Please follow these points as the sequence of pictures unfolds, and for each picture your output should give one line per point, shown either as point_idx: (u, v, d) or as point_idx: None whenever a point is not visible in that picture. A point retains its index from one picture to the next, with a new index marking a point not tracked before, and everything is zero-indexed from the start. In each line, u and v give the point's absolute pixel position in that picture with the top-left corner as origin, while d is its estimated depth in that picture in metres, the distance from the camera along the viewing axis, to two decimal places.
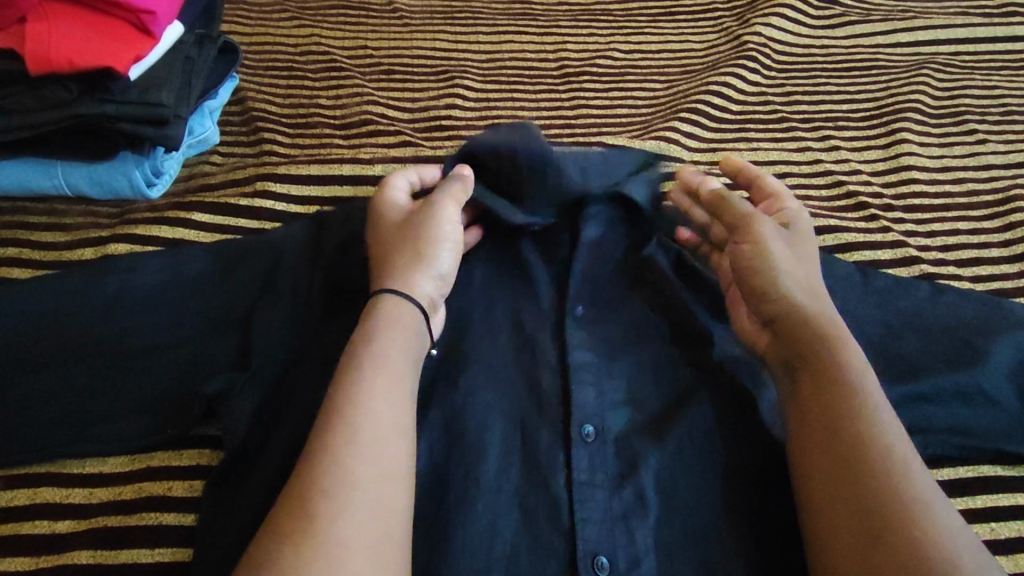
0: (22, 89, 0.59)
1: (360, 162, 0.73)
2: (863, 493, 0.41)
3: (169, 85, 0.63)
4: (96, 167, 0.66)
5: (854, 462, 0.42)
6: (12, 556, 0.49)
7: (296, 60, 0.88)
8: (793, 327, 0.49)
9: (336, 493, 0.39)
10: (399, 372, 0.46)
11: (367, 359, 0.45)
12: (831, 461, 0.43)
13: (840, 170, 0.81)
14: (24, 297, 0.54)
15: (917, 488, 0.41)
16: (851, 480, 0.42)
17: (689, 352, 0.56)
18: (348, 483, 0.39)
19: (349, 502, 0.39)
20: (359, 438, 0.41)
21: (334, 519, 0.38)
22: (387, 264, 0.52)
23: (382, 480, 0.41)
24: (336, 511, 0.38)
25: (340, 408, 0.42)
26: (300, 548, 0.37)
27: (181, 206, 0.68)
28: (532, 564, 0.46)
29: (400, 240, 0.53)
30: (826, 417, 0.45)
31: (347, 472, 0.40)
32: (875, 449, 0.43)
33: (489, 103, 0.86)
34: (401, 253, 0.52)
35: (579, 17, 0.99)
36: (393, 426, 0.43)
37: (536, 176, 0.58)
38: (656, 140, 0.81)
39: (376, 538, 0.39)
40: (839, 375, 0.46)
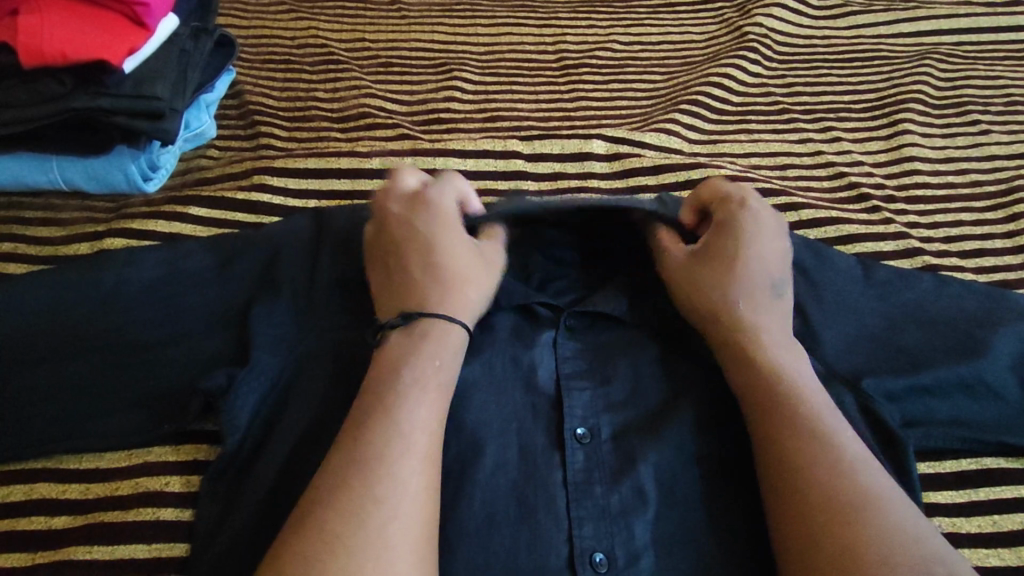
0: (15, 83, 0.59)
1: (358, 155, 0.72)
2: (822, 488, 0.42)
3: (166, 79, 0.63)
4: (93, 162, 0.65)
5: (806, 462, 0.43)
6: (9, 552, 0.48)
7: (293, 52, 0.88)
8: (737, 333, 0.51)
9: (387, 495, 0.39)
10: (446, 383, 0.46)
11: (422, 368, 0.46)
12: (790, 459, 0.44)
13: (842, 161, 0.81)
14: (20, 293, 0.54)
15: (870, 486, 0.42)
16: (809, 479, 0.43)
17: (684, 346, 0.56)
18: (397, 487, 0.40)
19: (399, 506, 0.39)
20: (407, 442, 0.41)
21: (385, 521, 0.38)
22: (444, 288, 0.51)
23: (428, 487, 0.41)
24: (364, 512, 0.38)
25: (389, 412, 0.43)
26: (350, 548, 0.37)
27: (178, 200, 0.67)
28: (533, 561, 0.45)
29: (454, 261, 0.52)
30: (769, 425, 0.46)
31: (386, 473, 0.40)
32: (824, 451, 0.44)
33: (488, 96, 0.85)
34: (473, 277, 0.52)
35: (578, 8, 0.98)
36: (421, 428, 0.43)
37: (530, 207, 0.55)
38: (656, 132, 0.80)
39: (421, 542, 0.39)
40: (781, 380, 0.47)
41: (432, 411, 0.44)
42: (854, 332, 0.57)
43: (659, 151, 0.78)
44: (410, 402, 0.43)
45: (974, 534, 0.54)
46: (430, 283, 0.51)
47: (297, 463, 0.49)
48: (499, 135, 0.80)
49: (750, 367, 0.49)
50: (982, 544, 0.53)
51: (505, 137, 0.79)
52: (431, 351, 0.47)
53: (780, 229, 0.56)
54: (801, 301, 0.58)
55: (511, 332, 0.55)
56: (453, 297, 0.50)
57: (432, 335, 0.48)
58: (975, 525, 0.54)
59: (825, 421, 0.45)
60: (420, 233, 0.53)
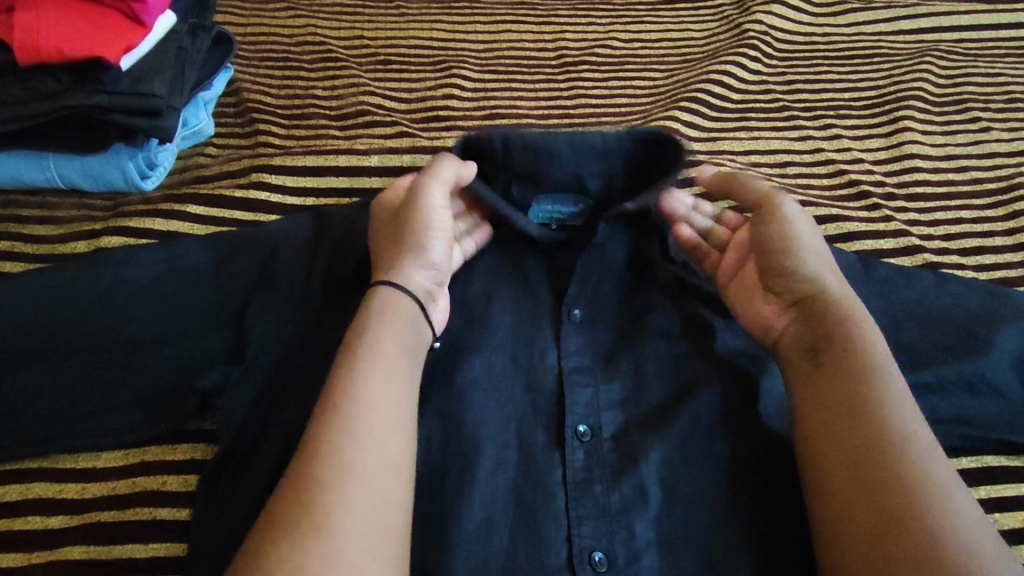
0: (11, 80, 0.58)
1: (357, 152, 0.72)
2: (878, 469, 0.42)
3: (163, 75, 0.62)
4: (90, 160, 0.65)
5: (872, 449, 0.42)
6: (5, 552, 0.48)
7: (291, 50, 0.87)
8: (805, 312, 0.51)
9: (332, 479, 0.39)
10: (406, 371, 0.46)
11: (366, 347, 0.46)
12: (858, 445, 0.43)
13: (842, 159, 0.80)
14: (15, 291, 0.54)
15: (937, 476, 0.41)
16: (879, 466, 0.42)
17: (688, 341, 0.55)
18: (362, 474, 0.40)
19: (362, 494, 0.39)
20: (371, 429, 0.41)
21: (329, 504, 0.38)
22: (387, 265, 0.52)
23: (392, 474, 0.41)
24: (309, 496, 0.38)
25: (360, 401, 0.42)
26: (292, 531, 0.36)
27: (175, 199, 0.67)
28: (532, 560, 0.45)
29: (392, 239, 0.54)
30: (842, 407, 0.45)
31: (334, 455, 0.40)
32: (893, 439, 0.42)
33: (486, 94, 0.85)
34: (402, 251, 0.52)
35: (577, 6, 0.98)
36: (372, 411, 0.42)
37: (526, 156, 0.56)
38: (656, 129, 0.79)
39: (368, 525, 0.38)
40: (857, 363, 0.46)
41: (385, 394, 0.43)
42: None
43: None
44: (365, 385, 0.43)
45: None
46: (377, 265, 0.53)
47: (294, 463, 0.48)
48: (498, 133, 0.80)
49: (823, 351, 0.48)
50: None
51: (504, 135, 0.79)
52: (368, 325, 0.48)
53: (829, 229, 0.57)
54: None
55: (512, 329, 0.55)
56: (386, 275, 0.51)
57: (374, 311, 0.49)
58: None
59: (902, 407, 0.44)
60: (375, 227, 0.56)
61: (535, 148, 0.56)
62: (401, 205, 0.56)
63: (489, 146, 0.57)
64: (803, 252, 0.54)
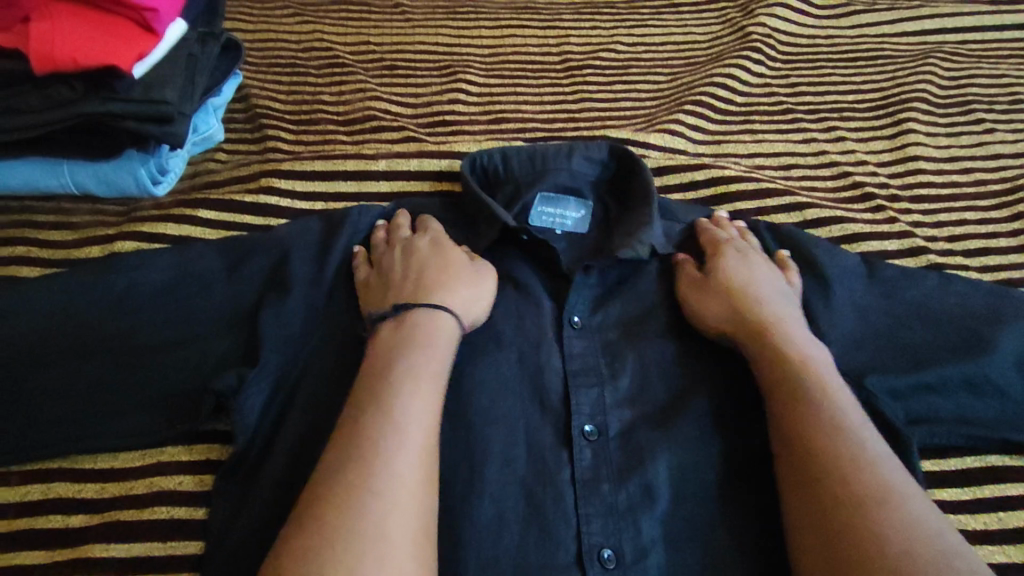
0: (27, 88, 0.59)
1: (365, 157, 0.73)
2: (835, 466, 0.43)
3: (175, 83, 0.62)
4: (102, 165, 0.65)
5: (824, 457, 0.44)
6: (27, 551, 0.49)
7: (299, 56, 0.89)
8: (754, 329, 0.53)
9: (386, 489, 0.40)
10: (440, 377, 0.47)
11: (414, 361, 0.47)
12: (811, 452, 0.45)
13: (846, 161, 0.81)
14: (35, 295, 0.55)
15: (890, 481, 0.42)
16: (831, 472, 0.43)
17: (686, 342, 0.56)
18: (393, 479, 0.40)
19: (390, 494, 0.40)
20: (408, 436, 0.42)
21: (383, 513, 0.39)
22: (432, 286, 0.53)
23: (422, 478, 0.42)
24: (363, 504, 0.39)
25: (386, 406, 0.43)
26: (349, 539, 0.37)
27: (187, 203, 0.68)
28: (541, 556, 0.46)
29: (435, 268, 0.55)
30: (791, 420, 0.47)
31: (387, 465, 0.41)
32: (845, 448, 0.44)
33: (492, 98, 0.86)
34: (448, 277, 0.54)
35: (581, 10, 0.99)
36: (419, 423, 0.43)
37: (525, 170, 0.67)
38: (660, 132, 0.80)
39: (418, 534, 0.39)
40: (801, 376, 0.49)
41: (429, 406, 0.45)
42: (859, 327, 0.57)
43: (663, 151, 0.77)
44: (410, 396, 0.44)
45: (980, 531, 0.54)
46: (412, 286, 0.54)
47: (304, 461, 0.49)
48: (503, 137, 0.80)
49: (773, 363, 0.50)
50: (990, 540, 0.53)
51: (509, 140, 0.80)
52: (417, 341, 0.49)
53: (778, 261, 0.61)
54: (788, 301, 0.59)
55: (516, 331, 0.56)
56: (432, 295, 0.52)
57: (423, 326, 0.50)
58: (981, 522, 0.54)
59: (851, 418, 0.46)
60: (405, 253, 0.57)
61: (535, 164, 0.67)
62: (448, 243, 0.59)
63: (495, 165, 0.68)
64: (751, 281, 0.57)
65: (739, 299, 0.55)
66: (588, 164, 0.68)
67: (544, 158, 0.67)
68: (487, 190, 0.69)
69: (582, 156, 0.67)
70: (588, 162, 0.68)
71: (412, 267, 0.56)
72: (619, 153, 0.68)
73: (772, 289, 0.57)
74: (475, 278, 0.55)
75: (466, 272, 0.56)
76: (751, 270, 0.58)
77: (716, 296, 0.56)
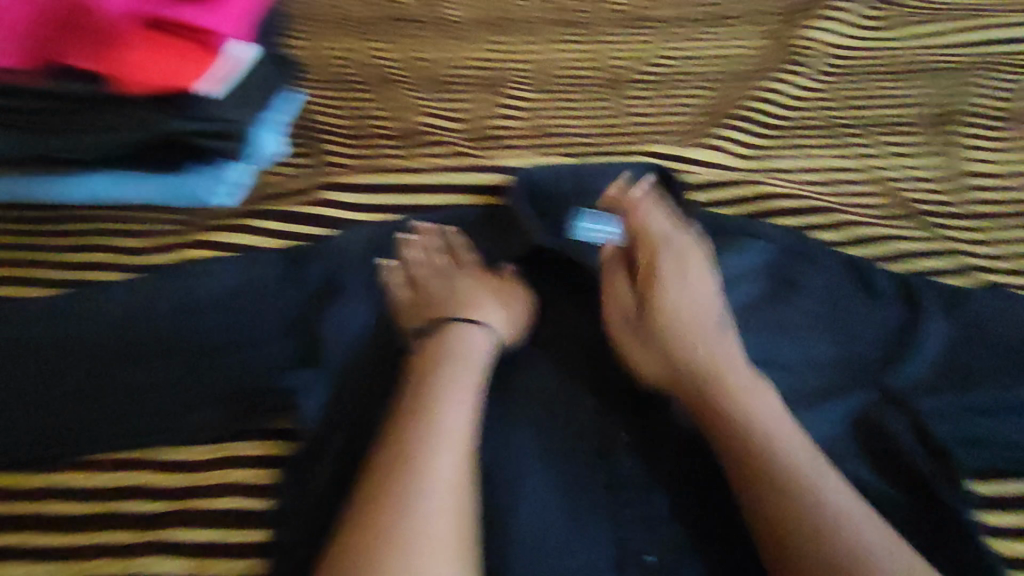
0: (112, 109, 0.63)
1: (416, 170, 0.75)
2: (806, 524, 0.45)
3: (242, 104, 0.68)
4: (175, 177, 0.70)
5: (783, 514, 0.46)
6: (116, 531, 0.52)
7: (353, 73, 0.93)
8: (705, 388, 0.54)
9: (430, 490, 0.43)
10: (476, 389, 0.51)
11: (454, 372, 0.52)
12: (767, 508, 0.47)
13: (895, 177, 0.80)
14: (117, 298, 0.60)
15: (845, 542, 0.44)
16: (790, 528, 0.46)
17: (646, 364, 0.57)
18: (440, 484, 0.44)
19: (435, 495, 0.43)
20: (449, 442, 0.46)
21: (430, 512, 0.42)
22: (471, 304, 0.59)
23: (466, 481, 0.45)
24: (410, 503, 0.42)
25: (430, 413, 0.47)
26: (400, 535, 0.41)
27: (253, 215, 0.72)
28: (578, 555, 0.49)
29: (468, 289, 0.61)
30: (744, 472, 0.49)
31: (430, 468, 0.44)
32: (799, 509, 0.46)
33: (538, 113, 0.88)
34: (481, 296, 0.60)
35: (625, 25, 1.02)
36: (457, 430, 0.47)
37: (572, 190, 0.68)
38: (706, 148, 0.80)
39: (460, 533, 0.42)
40: (750, 437, 0.50)
41: (466, 414, 0.48)
42: (895, 346, 0.58)
43: (709, 167, 0.78)
44: (449, 405, 0.48)
45: None
46: (450, 302, 0.60)
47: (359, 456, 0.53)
48: (549, 151, 0.83)
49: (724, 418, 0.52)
50: None
51: (554, 154, 0.82)
52: (459, 354, 0.54)
53: (698, 283, 0.60)
54: (817, 323, 0.60)
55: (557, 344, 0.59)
56: (469, 312, 0.58)
57: (459, 338, 0.56)
58: None
59: (805, 473, 0.48)
60: (440, 273, 0.63)
61: (581, 186, 0.69)
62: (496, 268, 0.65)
63: (542, 185, 0.68)
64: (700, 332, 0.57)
65: (682, 347, 0.57)
66: (631, 184, 0.69)
67: (589, 180, 0.68)
68: (533, 206, 0.68)
69: (622, 176, 0.69)
70: (630, 182, 0.69)
71: (447, 287, 0.62)
72: (659, 172, 0.69)
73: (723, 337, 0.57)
74: (507, 294, 0.61)
75: (499, 290, 0.61)
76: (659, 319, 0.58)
77: (674, 356, 0.56)
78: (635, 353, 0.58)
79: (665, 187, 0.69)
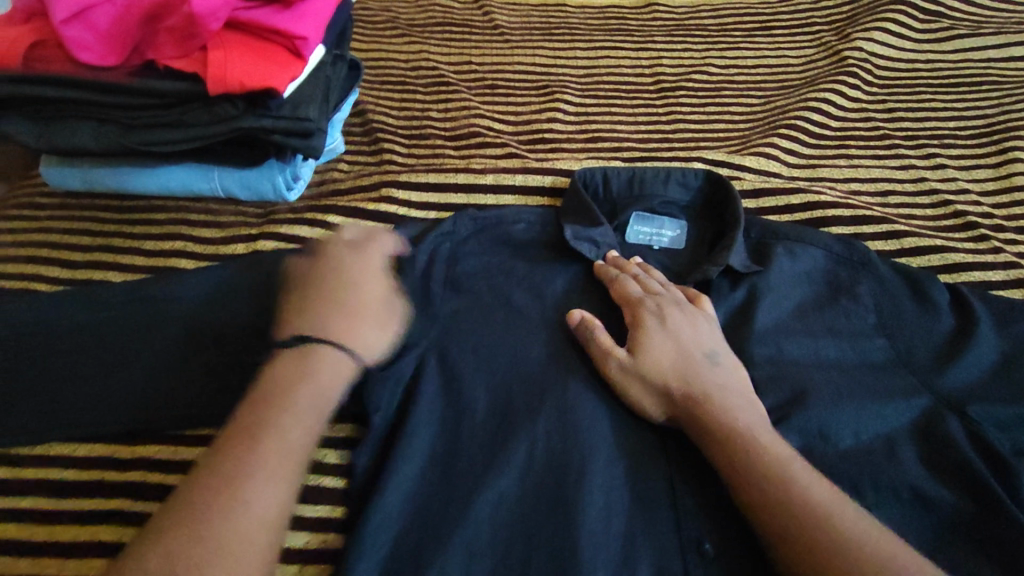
0: (197, 106, 0.66)
1: (473, 171, 0.78)
2: (814, 517, 0.43)
3: (313, 101, 0.70)
4: (247, 172, 0.74)
5: (800, 509, 0.44)
6: None
7: (408, 75, 0.97)
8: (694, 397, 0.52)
9: (252, 477, 0.40)
10: (338, 380, 0.47)
11: (310, 364, 0.46)
12: (778, 505, 0.45)
13: (946, 189, 0.80)
14: (192, 281, 0.61)
15: (861, 540, 0.42)
16: (805, 521, 0.43)
17: (654, 349, 0.56)
18: (265, 470, 0.40)
19: (254, 484, 0.40)
20: (281, 431, 0.42)
21: (246, 502, 0.39)
22: (335, 313, 0.50)
23: (290, 476, 0.41)
24: (230, 485, 0.39)
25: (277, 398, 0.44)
26: (211, 516, 0.38)
27: (319, 209, 0.75)
28: (647, 547, 0.49)
29: (353, 297, 0.51)
30: (744, 471, 0.47)
31: (257, 454, 0.41)
32: (810, 504, 0.44)
33: (589, 117, 0.90)
34: (357, 312, 0.50)
35: (673, 33, 1.04)
36: (296, 420, 0.43)
37: (625, 193, 0.72)
38: (757, 155, 0.81)
39: (269, 530, 0.39)
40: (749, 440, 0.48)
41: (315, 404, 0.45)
42: (948, 354, 0.58)
43: (759, 173, 0.79)
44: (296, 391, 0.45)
45: None
46: (329, 308, 0.50)
47: None
48: (601, 154, 0.84)
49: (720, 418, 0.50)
50: None
51: (608, 157, 0.83)
52: (310, 372, 0.46)
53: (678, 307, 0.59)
54: (868, 328, 0.61)
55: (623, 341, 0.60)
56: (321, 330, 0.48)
57: (313, 359, 0.46)
58: None
59: (806, 472, 0.46)
60: (351, 269, 0.53)
61: (634, 189, 0.72)
62: (379, 269, 0.54)
63: (597, 187, 0.72)
64: (667, 343, 0.56)
65: (680, 363, 0.54)
66: (684, 189, 0.71)
67: (643, 184, 0.71)
68: None
69: (678, 183, 0.71)
70: (684, 188, 0.71)
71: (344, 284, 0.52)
72: (715, 179, 0.71)
73: (706, 356, 0.55)
74: (387, 321, 0.52)
75: (389, 314, 0.52)
76: (657, 335, 0.56)
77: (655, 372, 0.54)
78: (644, 337, 0.57)
79: (720, 194, 0.70)
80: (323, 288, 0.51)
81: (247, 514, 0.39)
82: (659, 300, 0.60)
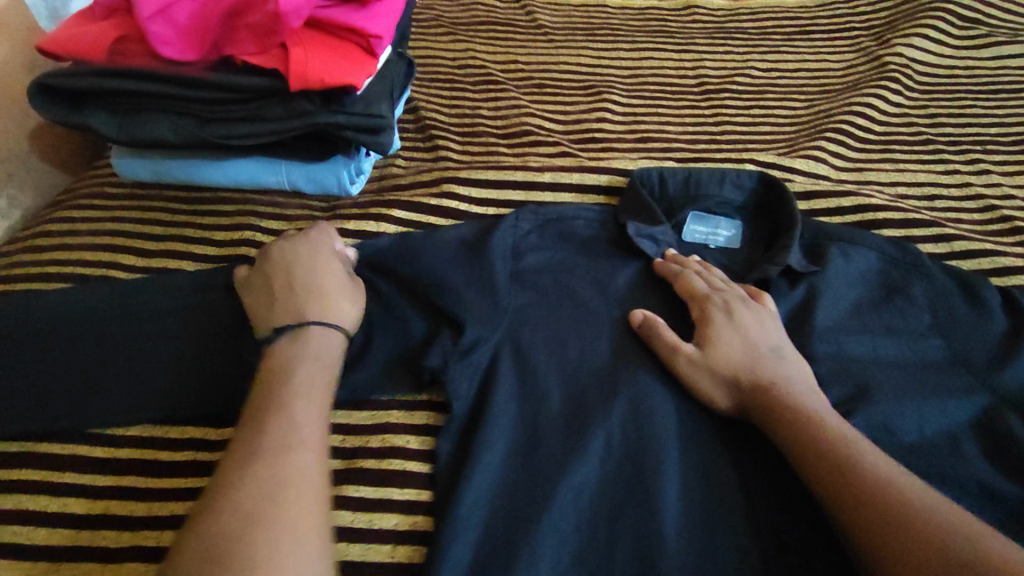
0: (272, 102, 0.68)
1: (530, 169, 0.80)
2: (887, 487, 0.44)
3: (383, 98, 0.73)
4: (313, 166, 0.76)
5: (872, 481, 0.45)
6: None
7: (457, 73, 0.99)
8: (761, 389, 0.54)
9: (277, 451, 0.43)
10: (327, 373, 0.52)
11: (299, 358, 0.52)
12: (848, 479, 0.46)
13: (991, 194, 0.82)
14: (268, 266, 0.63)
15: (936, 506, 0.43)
16: (878, 490, 0.44)
17: (721, 345, 0.58)
18: (287, 442, 0.44)
19: (280, 456, 0.43)
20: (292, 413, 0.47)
21: (279, 471, 0.42)
22: (308, 302, 0.57)
23: (315, 448, 0.45)
24: (256, 462, 0.43)
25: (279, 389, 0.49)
26: (246, 490, 0.41)
27: (382, 204, 0.77)
28: (723, 533, 0.51)
29: (312, 285, 0.59)
30: (813, 452, 0.49)
31: (275, 432, 0.45)
32: (879, 475, 0.45)
33: (636, 117, 0.92)
34: (321, 297, 0.58)
35: (714, 35, 1.06)
36: (303, 402, 0.48)
37: (681, 194, 0.74)
38: (806, 158, 0.83)
39: (307, 491, 0.42)
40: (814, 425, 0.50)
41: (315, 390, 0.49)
42: (1004, 354, 0.60)
43: (808, 176, 0.81)
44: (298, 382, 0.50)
45: None
46: (291, 298, 0.58)
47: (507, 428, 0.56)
48: (651, 154, 0.86)
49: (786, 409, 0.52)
50: None
51: (658, 157, 0.85)
52: (312, 352, 0.53)
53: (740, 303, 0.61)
54: (924, 328, 0.63)
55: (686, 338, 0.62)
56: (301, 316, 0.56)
57: (312, 341, 0.54)
58: None
59: (869, 450, 0.48)
60: (282, 263, 0.61)
61: (690, 189, 0.74)
62: (324, 259, 0.62)
63: (653, 187, 0.75)
64: (732, 339, 0.58)
65: (747, 358, 0.57)
66: (738, 190, 0.74)
67: (698, 185, 0.74)
68: None
69: (733, 184, 0.74)
70: (738, 189, 0.74)
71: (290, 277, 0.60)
72: (767, 181, 0.74)
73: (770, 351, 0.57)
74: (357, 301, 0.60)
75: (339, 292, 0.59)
76: (721, 331, 0.59)
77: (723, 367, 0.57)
78: (710, 332, 0.59)
79: (774, 195, 0.73)
80: (280, 283, 0.59)
81: (283, 481, 0.42)
82: (724, 296, 0.62)
